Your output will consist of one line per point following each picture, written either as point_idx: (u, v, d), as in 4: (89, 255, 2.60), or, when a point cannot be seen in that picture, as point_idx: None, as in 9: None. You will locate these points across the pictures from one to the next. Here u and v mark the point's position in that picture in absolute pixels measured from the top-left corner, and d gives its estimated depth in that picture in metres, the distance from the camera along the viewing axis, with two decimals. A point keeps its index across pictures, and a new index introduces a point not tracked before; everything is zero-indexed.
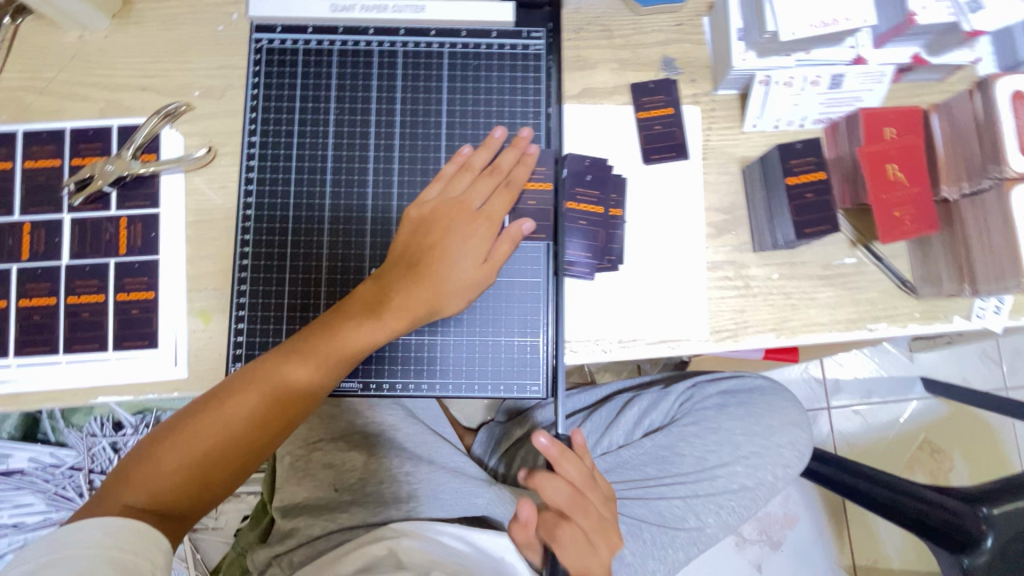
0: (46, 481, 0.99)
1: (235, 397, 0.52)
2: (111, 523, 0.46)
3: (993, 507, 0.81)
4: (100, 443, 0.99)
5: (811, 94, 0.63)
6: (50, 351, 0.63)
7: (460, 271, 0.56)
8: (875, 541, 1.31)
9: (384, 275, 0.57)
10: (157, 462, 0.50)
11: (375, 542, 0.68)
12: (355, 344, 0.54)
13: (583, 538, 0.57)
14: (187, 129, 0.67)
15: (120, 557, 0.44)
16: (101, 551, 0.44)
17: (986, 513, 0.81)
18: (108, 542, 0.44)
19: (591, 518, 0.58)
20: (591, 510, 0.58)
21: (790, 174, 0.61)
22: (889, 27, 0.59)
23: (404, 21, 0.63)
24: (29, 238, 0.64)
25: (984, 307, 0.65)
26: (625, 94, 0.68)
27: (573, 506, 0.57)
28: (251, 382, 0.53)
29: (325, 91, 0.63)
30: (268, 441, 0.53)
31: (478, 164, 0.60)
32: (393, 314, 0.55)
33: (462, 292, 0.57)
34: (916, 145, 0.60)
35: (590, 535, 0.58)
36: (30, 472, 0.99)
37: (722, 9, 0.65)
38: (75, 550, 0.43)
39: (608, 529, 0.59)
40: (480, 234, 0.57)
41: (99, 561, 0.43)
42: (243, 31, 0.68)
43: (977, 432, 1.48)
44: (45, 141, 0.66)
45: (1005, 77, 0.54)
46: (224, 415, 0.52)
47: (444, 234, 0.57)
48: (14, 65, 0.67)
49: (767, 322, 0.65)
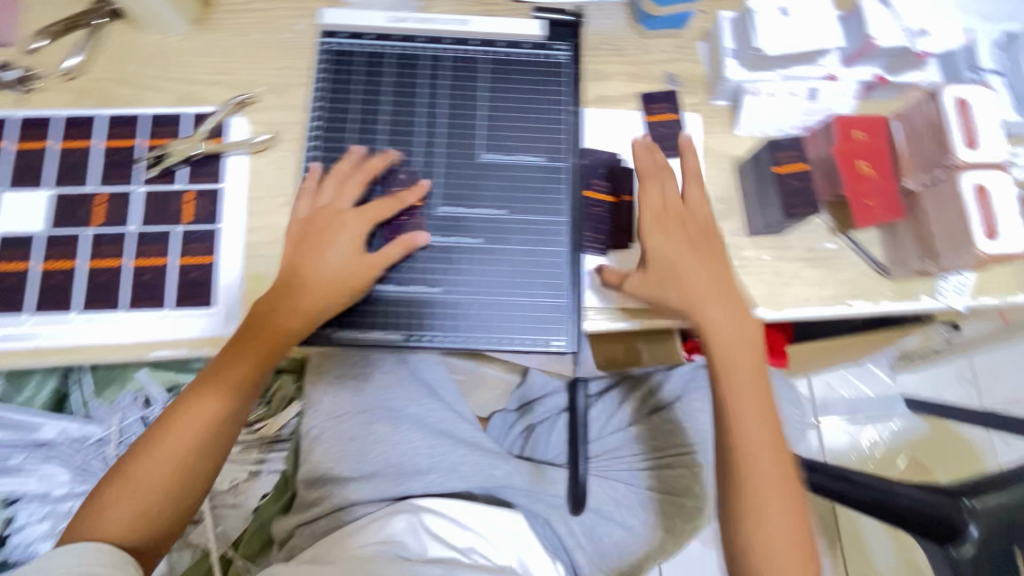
0: (72, 455, 0.88)
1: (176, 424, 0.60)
2: (84, 552, 0.53)
3: (975, 499, 0.86)
4: (130, 418, 0.90)
5: (793, 103, 0.76)
6: (113, 307, 0.69)
7: (345, 268, 0.64)
8: (866, 552, 1.37)
9: (276, 291, 0.64)
10: (107, 499, 0.57)
11: (399, 513, 0.76)
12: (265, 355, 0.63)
13: (663, 208, 0.67)
14: (252, 118, 0.76)
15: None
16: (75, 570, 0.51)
17: (969, 505, 0.86)
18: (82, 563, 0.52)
19: (676, 204, 0.67)
20: (686, 217, 0.67)
21: (776, 164, 0.70)
22: (853, 49, 0.72)
23: (450, 32, 0.73)
24: (103, 206, 0.72)
25: (946, 288, 0.74)
26: (635, 102, 0.79)
27: (674, 203, 0.67)
28: (182, 410, 0.60)
29: (380, 84, 0.73)
30: (209, 459, 0.61)
31: (352, 173, 0.68)
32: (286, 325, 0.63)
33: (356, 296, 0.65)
34: (879, 147, 0.71)
35: (667, 207, 0.67)
36: (59, 444, 0.88)
37: (716, 34, 0.77)
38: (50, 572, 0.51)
39: (688, 230, 0.66)
40: (354, 232, 0.65)
41: None
42: (305, 38, 0.78)
43: (957, 447, 1.57)
44: (124, 124, 0.75)
45: (949, 87, 0.66)
46: (164, 444, 0.59)
47: (325, 239, 0.65)
48: (102, 61, 0.77)
49: (760, 297, 0.74)
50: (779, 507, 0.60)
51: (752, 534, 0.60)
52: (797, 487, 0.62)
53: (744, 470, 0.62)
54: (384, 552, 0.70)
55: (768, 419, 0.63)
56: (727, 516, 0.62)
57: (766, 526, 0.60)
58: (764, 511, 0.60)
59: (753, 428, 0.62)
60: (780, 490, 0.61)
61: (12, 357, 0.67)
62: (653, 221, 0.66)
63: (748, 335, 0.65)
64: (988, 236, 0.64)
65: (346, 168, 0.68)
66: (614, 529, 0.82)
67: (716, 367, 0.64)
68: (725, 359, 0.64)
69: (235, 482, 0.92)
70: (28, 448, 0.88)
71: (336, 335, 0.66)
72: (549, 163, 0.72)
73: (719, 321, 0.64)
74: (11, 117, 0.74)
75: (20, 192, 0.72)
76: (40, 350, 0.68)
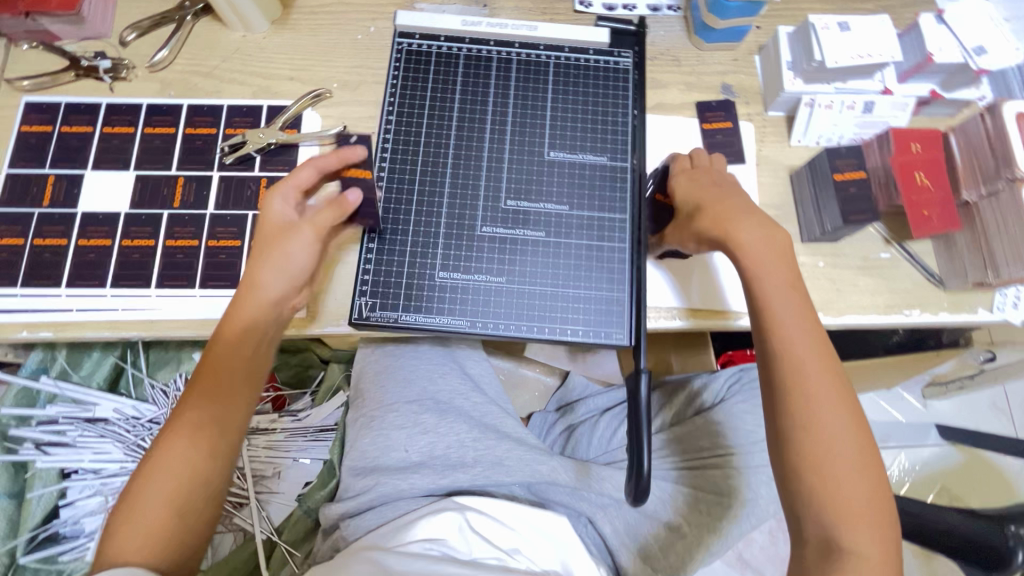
0: (126, 433, 0.91)
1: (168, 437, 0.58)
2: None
3: None
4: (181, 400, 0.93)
5: (846, 116, 0.78)
6: (187, 285, 0.72)
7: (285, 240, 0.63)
8: None
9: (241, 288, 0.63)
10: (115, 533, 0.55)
11: (443, 512, 0.75)
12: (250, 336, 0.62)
13: (687, 170, 0.71)
14: (325, 113, 0.79)
15: None
16: None
17: None
18: None
19: (700, 169, 0.71)
20: (711, 175, 0.70)
21: (836, 172, 0.72)
22: (910, 65, 0.75)
23: (521, 37, 0.77)
24: (181, 189, 0.75)
25: (1003, 301, 0.75)
26: (691, 110, 0.82)
27: (697, 169, 0.71)
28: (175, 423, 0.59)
29: (451, 83, 0.76)
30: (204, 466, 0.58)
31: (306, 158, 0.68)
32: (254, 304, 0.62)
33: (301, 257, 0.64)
34: (936, 159, 0.72)
35: (689, 169, 0.71)
36: (114, 422, 0.92)
37: (774, 48, 0.80)
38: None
39: (710, 181, 0.69)
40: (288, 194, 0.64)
41: None
42: (378, 40, 0.82)
43: (995, 479, 1.53)
44: (206, 113, 0.78)
45: (1009, 101, 0.67)
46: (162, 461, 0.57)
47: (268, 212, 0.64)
48: (187, 55, 0.81)
49: (815, 303, 0.75)
50: (836, 424, 0.58)
51: (805, 454, 0.58)
52: (859, 427, 0.58)
53: (793, 386, 0.59)
54: (430, 554, 0.70)
55: (813, 335, 0.61)
56: (775, 436, 0.60)
57: (822, 444, 0.57)
58: (818, 431, 0.58)
59: (794, 343, 0.61)
60: (834, 406, 0.58)
61: (90, 328, 0.71)
62: (683, 179, 0.71)
63: (782, 263, 0.63)
64: None
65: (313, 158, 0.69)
66: (661, 530, 0.80)
67: (754, 302, 0.63)
68: (765, 279, 0.63)
69: (279, 470, 0.95)
70: (84, 424, 0.91)
71: (405, 319, 0.68)
72: (611, 163, 0.75)
73: (754, 241, 0.63)
74: (101, 104, 0.78)
75: (106, 173, 0.76)
76: (117, 323, 0.71)
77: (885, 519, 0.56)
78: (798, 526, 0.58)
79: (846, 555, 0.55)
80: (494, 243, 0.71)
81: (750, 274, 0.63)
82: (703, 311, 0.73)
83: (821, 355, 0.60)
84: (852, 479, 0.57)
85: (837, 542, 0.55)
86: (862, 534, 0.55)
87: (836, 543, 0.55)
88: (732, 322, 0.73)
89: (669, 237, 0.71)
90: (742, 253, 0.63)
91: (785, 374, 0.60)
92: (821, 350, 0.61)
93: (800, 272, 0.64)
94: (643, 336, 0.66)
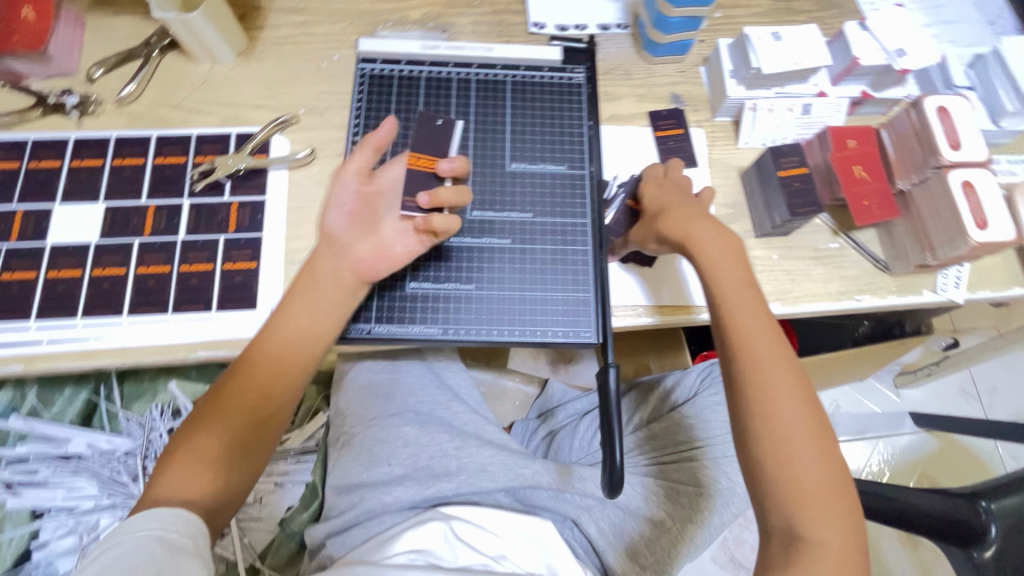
0: (102, 467, 0.90)
1: (229, 394, 0.64)
2: (164, 515, 0.57)
3: (990, 500, 0.92)
4: (158, 430, 0.92)
5: (787, 118, 0.84)
6: (160, 310, 0.73)
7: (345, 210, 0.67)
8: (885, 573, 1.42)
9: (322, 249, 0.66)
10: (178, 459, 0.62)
11: (429, 522, 0.76)
12: (313, 316, 0.65)
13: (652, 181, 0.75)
14: (292, 137, 0.82)
15: (168, 539, 0.55)
16: (149, 532, 0.55)
17: (985, 506, 0.92)
18: (156, 526, 0.55)
19: (667, 180, 0.75)
20: (676, 186, 0.74)
21: (780, 169, 0.76)
22: (840, 68, 0.81)
23: (478, 58, 0.82)
24: (152, 217, 0.76)
25: (945, 282, 0.79)
26: (645, 119, 0.86)
27: (664, 180, 0.75)
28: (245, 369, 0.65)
29: (414, 103, 0.80)
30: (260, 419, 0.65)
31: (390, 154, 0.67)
32: (322, 268, 0.66)
33: (338, 208, 0.66)
34: (871, 153, 0.78)
35: (655, 180, 0.75)
36: (88, 457, 0.90)
37: (716, 59, 0.85)
38: (129, 536, 0.55)
39: (675, 191, 0.73)
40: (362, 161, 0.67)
41: (152, 540, 0.54)
42: (341, 67, 0.86)
43: (969, 461, 1.58)
44: (174, 143, 0.80)
45: (930, 96, 0.73)
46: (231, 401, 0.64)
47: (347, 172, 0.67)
48: (154, 88, 0.83)
49: (772, 293, 0.78)
50: (795, 414, 0.60)
51: (765, 444, 0.60)
52: (819, 420, 0.61)
53: (752, 379, 0.62)
54: (416, 562, 0.70)
55: (768, 329, 0.64)
56: (739, 429, 0.62)
57: (782, 433, 0.59)
58: (777, 420, 0.60)
59: (753, 340, 0.63)
60: (794, 399, 0.61)
61: (61, 358, 0.70)
62: (649, 187, 0.75)
63: (736, 268, 0.67)
64: (979, 227, 0.70)
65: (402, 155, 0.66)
66: (647, 527, 0.80)
67: (715, 303, 0.66)
68: (721, 278, 0.66)
69: (260, 495, 0.93)
70: (57, 462, 0.89)
71: (378, 330, 0.70)
72: (571, 171, 0.79)
73: (711, 241, 0.67)
74: (69, 139, 0.80)
75: (75, 205, 0.76)
76: (89, 352, 0.71)
77: (843, 506, 0.58)
78: (763, 516, 0.60)
79: (805, 543, 0.56)
80: (464, 253, 0.73)
81: (706, 274, 0.67)
82: (669, 308, 0.76)
83: (778, 349, 0.63)
84: (811, 467, 0.59)
85: (797, 530, 0.57)
86: (819, 520, 0.57)
87: (795, 530, 0.57)
88: (697, 315, 0.76)
89: (633, 237, 0.74)
90: (700, 254, 0.67)
91: (745, 367, 0.62)
92: (777, 343, 0.64)
93: (752, 270, 0.68)
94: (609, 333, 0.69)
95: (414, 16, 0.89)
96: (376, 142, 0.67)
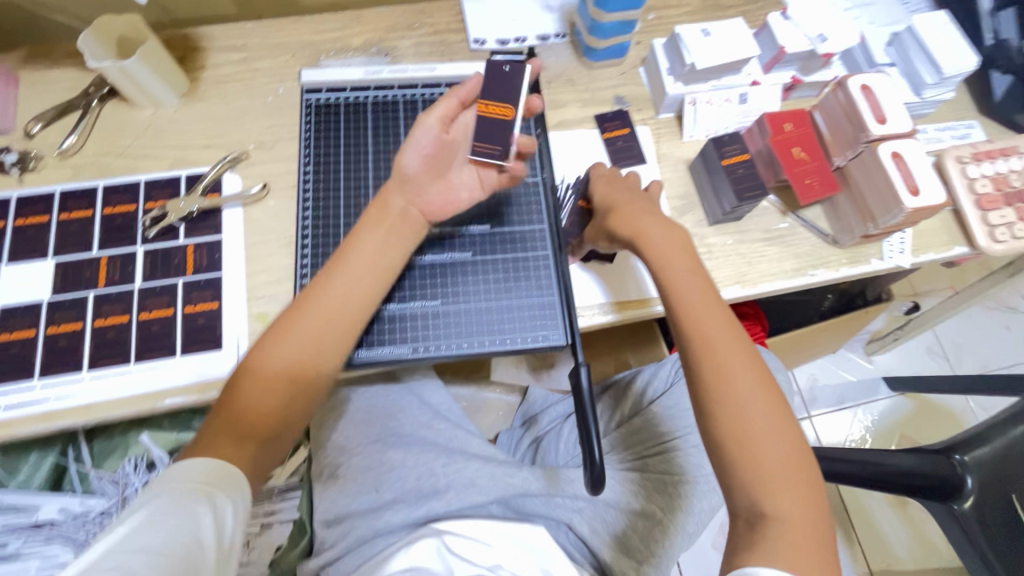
0: (77, 531, 0.86)
1: (280, 338, 0.62)
2: (208, 466, 0.56)
3: (964, 453, 0.96)
4: (133, 484, 0.89)
5: (727, 109, 0.87)
6: (123, 361, 0.71)
7: (422, 151, 0.69)
8: (884, 541, 1.45)
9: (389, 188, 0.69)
10: (235, 402, 0.61)
11: (420, 539, 0.75)
12: (373, 257, 0.66)
13: (601, 182, 0.78)
14: (244, 174, 0.81)
15: (211, 492, 0.54)
16: (194, 484, 0.54)
17: (960, 459, 0.96)
18: (200, 477, 0.55)
19: (615, 181, 0.78)
20: (623, 184, 0.77)
21: (724, 158, 0.79)
22: (770, 57, 0.86)
23: (421, 79, 0.85)
24: (106, 268, 0.75)
25: (891, 250, 0.83)
26: (591, 123, 0.88)
27: (611, 180, 0.78)
28: (298, 313, 0.63)
29: (363, 128, 0.83)
30: (313, 367, 0.63)
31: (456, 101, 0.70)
32: (392, 204, 0.69)
33: (415, 150, 0.68)
34: (808, 134, 0.81)
35: (604, 182, 0.78)
36: (61, 523, 0.86)
37: (653, 60, 0.89)
38: (172, 487, 0.54)
39: (628, 189, 0.76)
40: (444, 107, 0.69)
41: (195, 492, 0.53)
42: (287, 99, 0.86)
43: (943, 417, 1.63)
44: (123, 191, 0.79)
45: (854, 76, 0.78)
46: (284, 342, 0.62)
47: (430, 114, 0.68)
48: (96, 138, 0.82)
49: (731, 277, 0.81)
50: (751, 392, 0.62)
51: (723, 428, 0.61)
52: (777, 399, 0.62)
53: (707, 367, 0.64)
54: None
55: (719, 315, 0.66)
56: (701, 418, 0.63)
57: (738, 416, 0.61)
58: (734, 403, 0.61)
59: (706, 327, 0.65)
60: (749, 381, 0.62)
61: (21, 423, 0.68)
62: (598, 188, 0.78)
63: (683, 261, 0.69)
64: (912, 194, 0.73)
65: (461, 99, 0.70)
66: (637, 521, 0.81)
67: (665, 297, 0.68)
68: (670, 270, 0.68)
69: (248, 539, 0.90)
70: (30, 531, 0.85)
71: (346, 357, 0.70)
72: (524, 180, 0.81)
73: (656, 237, 0.70)
74: (11, 197, 0.78)
75: (24, 264, 0.74)
76: (51, 413, 0.69)
77: (803, 481, 0.59)
78: (730, 498, 0.61)
79: (767, 519, 0.57)
80: (431, 268, 0.74)
81: (655, 267, 0.69)
82: (630, 304, 0.78)
83: (729, 334, 0.65)
84: (770, 443, 0.60)
85: (759, 507, 0.58)
86: (782, 497, 0.58)
87: (757, 507, 0.58)
88: (653, 308, 0.77)
89: (587, 236, 0.77)
90: (648, 251, 0.70)
91: (698, 354, 0.64)
92: (729, 326, 0.66)
93: (700, 261, 0.71)
94: (577, 333, 0.70)
95: (356, 43, 0.90)
96: (462, 92, 0.70)
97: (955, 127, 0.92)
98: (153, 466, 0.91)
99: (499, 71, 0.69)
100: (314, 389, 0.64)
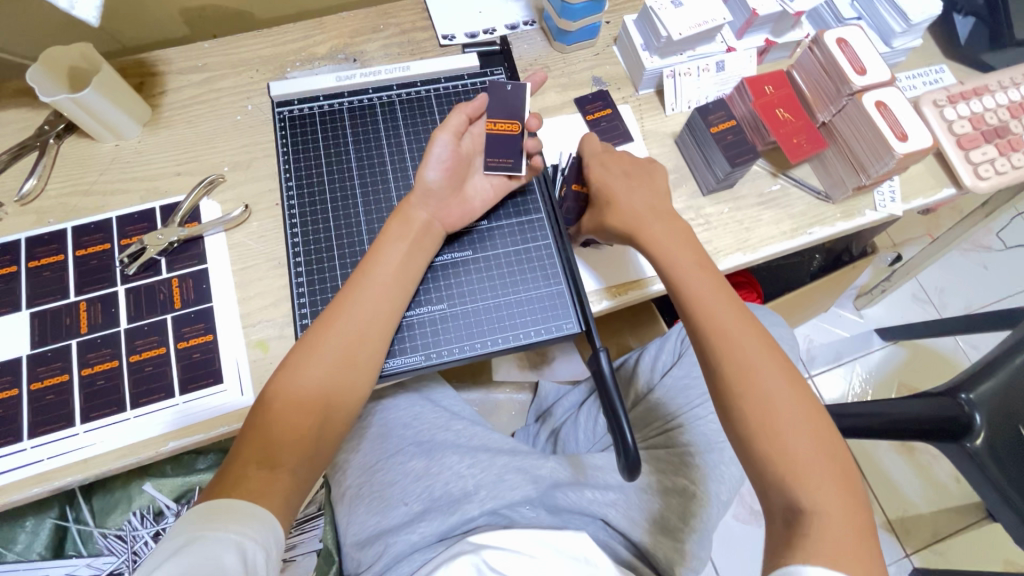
0: None
1: (314, 356, 0.60)
2: (244, 509, 0.50)
3: (970, 391, 0.97)
4: (141, 539, 0.87)
5: (706, 79, 0.87)
6: (118, 409, 0.67)
7: (440, 166, 0.69)
8: (897, 488, 1.48)
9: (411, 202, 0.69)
10: (266, 429, 0.57)
11: (456, 559, 0.66)
12: (404, 263, 0.67)
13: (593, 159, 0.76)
14: (221, 197, 0.78)
15: (246, 541, 0.48)
16: (225, 533, 0.47)
17: (967, 398, 0.96)
18: (232, 525, 0.48)
19: (609, 158, 0.76)
20: (615, 159, 0.75)
21: (711, 126, 0.78)
22: (742, 22, 0.86)
23: (396, 79, 0.82)
24: (86, 313, 0.70)
25: (883, 199, 0.84)
26: (572, 107, 0.87)
27: (603, 154, 0.76)
28: (329, 329, 0.62)
29: (342, 136, 0.80)
30: (350, 380, 0.62)
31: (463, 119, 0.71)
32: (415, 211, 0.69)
33: (436, 164, 0.68)
34: (788, 94, 0.81)
35: (597, 159, 0.76)
36: None
37: (625, 37, 0.87)
38: (202, 538, 0.46)
39: (622, 165, 0.75)
40: (455, 122, 0.69)
41: (231, 542, 0.47)
42: (258, 116, 0.82)
43: (935, 361, 1.67)
44: (94, 231, 0.75)
45: (828, 31, 0.78)
46: (318, 358, 0.60)
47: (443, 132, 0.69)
48: (57, 178, 0.77)
49: (732, 245, 0.80)
50: (776, 381, 0.59)
51: (750, 421, 0.58)
52: (801, 389, 0.60)
53: (726, 360, 0.62)
54: None
55: (732, 307, 0.65)
56: (726, 412, 0.61)
57: (763, 407, 0.58)
58: (759, 395, 0.59)
59: (720, 320, 0.64)
60: (770, 371, 0.60)
61: (12, 489, 0.63)
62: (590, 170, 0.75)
63: (689, 257, 0.68)
64: (901, 139, 0.73)
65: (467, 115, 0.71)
66: (672, 498, 0.78)
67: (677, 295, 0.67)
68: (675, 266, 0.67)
69: None
70: None
71: None
72: None
73: (656, 234, 0.69)
74: None
75: None
76: (46, 473, 0.64)
77: (839, 471, 0.56)
78: (765, 496, 0.57)
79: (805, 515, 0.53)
80: (445, 269, 0.72)
81: (661, 265, 0.68)
82: (632, 286, 0.76)
83: (745, 325, 0.63)
84: (798, 434, 0.57)
85: (797, 502, 0.54)
86: (818, 489, 0.54)
87: (793, 502, 0.54)
88: (651, 287, 0.76)
89: (584, 222, 0.76)
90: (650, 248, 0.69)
91: (716, 348, 0.62)
92: (744, 318, 0.64)
93: (707, 254, 0.70)
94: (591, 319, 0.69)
95: (322, 51, 0.87)
96: (468, 109, 0.71)
97: (926, 72, 0.93)
98: (161, 516, 0.88)
99: (501, 90, 0.74)
100: (346, 408, 0.62)
